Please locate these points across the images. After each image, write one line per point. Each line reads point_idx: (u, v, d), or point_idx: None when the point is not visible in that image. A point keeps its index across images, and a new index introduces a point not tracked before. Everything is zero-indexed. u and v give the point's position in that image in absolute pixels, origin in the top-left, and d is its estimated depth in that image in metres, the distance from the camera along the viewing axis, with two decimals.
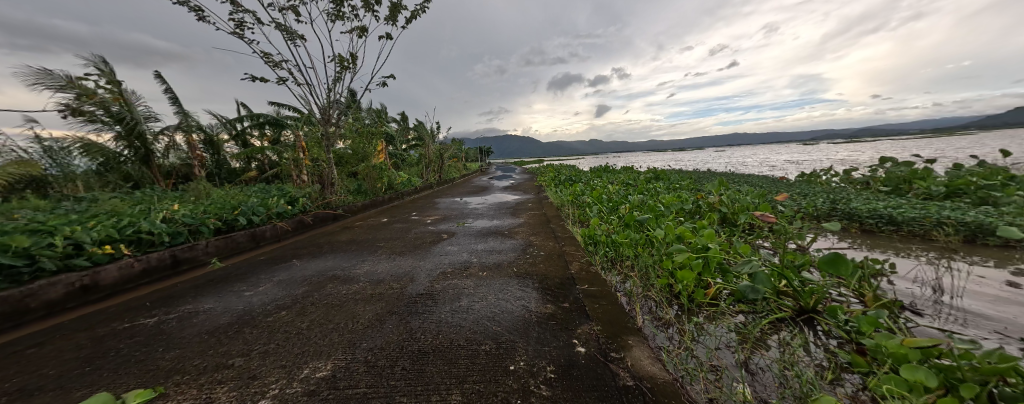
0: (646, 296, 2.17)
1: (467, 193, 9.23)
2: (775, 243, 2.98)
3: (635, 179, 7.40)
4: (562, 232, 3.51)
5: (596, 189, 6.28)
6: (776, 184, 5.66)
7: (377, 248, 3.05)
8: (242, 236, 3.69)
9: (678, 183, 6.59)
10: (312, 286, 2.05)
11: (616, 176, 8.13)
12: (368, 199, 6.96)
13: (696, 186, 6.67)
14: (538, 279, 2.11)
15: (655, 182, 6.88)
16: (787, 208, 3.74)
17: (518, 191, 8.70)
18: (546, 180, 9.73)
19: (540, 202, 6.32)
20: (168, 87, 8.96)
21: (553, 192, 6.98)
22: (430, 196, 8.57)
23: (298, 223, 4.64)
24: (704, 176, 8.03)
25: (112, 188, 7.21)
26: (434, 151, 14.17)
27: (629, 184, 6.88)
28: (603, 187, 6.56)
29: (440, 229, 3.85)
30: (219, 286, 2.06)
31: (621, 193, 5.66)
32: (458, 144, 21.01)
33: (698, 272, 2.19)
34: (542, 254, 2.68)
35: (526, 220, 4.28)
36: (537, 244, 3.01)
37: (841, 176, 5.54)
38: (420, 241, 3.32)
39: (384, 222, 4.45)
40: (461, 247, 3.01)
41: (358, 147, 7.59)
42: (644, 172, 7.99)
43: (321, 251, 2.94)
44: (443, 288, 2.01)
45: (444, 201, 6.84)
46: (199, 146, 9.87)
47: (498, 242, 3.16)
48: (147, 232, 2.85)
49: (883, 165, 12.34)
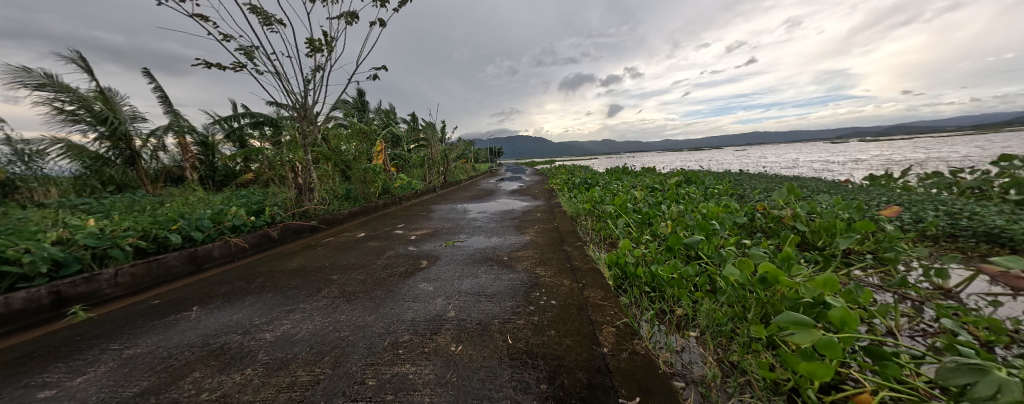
0: (739, 401, 1.23)
1: (471, 197, 8.41)
2: (907, 286, 2.00)
3: (662, 183, 6.42)
4: (581, 259, 2.60)
5: (618, 195, 5.31)
6: (848, 190, 4.57)
7: (325, 284, 2.20)
8: (175, 259, 2.96)
9: (716, 189, 5.55)
10: (161, 379, 1.21)
11: (639, 180, 7.12)
12: (357, 207, 6.24)
13: (737, 193, 5.62)
14: (549, 373, 1.20)
15: (687, 188, 5.85)
16: (894, 226, 2.72)
17: (527, 196, 7.82)
18: (559, 182, 8.82)
19: (551, 211, 5.40)
20: (157, 86, 8.56)
21: (566, 199, 6.06)
22: (430, 201, 7.80)
23: (261, 238, 3.92)
24: (744, 179, 6.92)
25: (91, 194, 6.75)
26: (440, 152, 13.46)
27: (656, 190, 5.85)
28: (627, 193, 5.56)
29: (421, 252, 3.01)
30: (21, 372, 1.27)
31: (650, 203, 4.69)
32: (467, 145, 20.34)
33: (834, 362, 1.23)
34: (554, 304, 1.78)
35: (533, 239, 3.38)
36: (547, 282, 2.10)
37: (938, 179, 4.40)
38: (391, 271, 2.49)
39: (361, 238, 3.64)
40: (439, 287, 2.13)
41: (350, 147, 6.87)
42: (672, 175, 6.99)
43: (246, 290, 2.13)
44: (376, 393, 1.13)
45: (442, 209, 6.03)
46: (192, 148, 9.46)
47: (492, 276, 2.30)
48: (14, 262, 2.11)
49: (954, 167, 10.62)
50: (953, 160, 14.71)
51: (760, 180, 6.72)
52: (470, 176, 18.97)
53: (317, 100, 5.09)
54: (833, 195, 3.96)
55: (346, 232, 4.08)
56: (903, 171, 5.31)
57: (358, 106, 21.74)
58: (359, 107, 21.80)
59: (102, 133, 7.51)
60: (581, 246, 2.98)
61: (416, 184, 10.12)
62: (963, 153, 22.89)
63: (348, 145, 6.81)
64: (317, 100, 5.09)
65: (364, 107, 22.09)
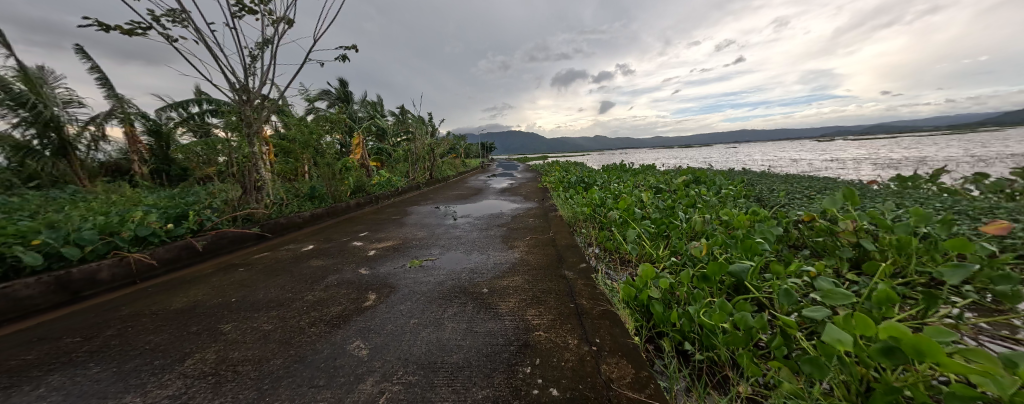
0: None
1: (456, 196, 7.66)
2: None
3: (667, 183, 5.80)
4: (588, 293, 1.90)
5: (622, 198, 4.65)
6: (886, 194, 3.97)
7: (203, 342, 1.44)
8: (28, 288, 2.16)
9: (730, 190, 4.95)
10: None
11: (641, 180, 6.46)
12: (322, 209, 5.42)
13: (755, 197, 4.99)
14: None
15: (697, 189, 5.21)
16: (995, 245, 2.07)
17: (518, 195, 7.12)
18: (553, 181, 8.15)
19: (544, 215, 4.69)
20: (96, 66, 7.50)
21: (562, 201, 5.36)
22: (410, 201, 7.02)
23: (180, 252, 3.12)
24: (755, 180, 6.32)
25: (6, 191, 5.76)
26: (426, 146, 12.62)
27: (663, 191, 5.19)
28: (631, 195, 4.87)
29: (372, 278, 2.25)
30: None
31: (660, 209, 4.02)
32: (456, 140, 19.51)
33: None
34: (555, 400, 1.06)
35: (524, 257, 2.66)
36: (542, 343, 1.38)
37: (989, 184, 3.83)
38: (319, 312, 1.75)
39: (304, 253, 2.87)
40: (377, 349, 1.39)
41: (315, 140, 6.02)
42: (677, 174, 6.37)
43: (67, 356, 1.35)
44: None
45: (420, 211, 5.27)
46: (141, 138, 8.42)
47: (462, 325, 1.57)
48: None
49: (959, 165, 10.25)
50: (951, 158, 14.49)
51: (773, 181, 6.12)
52: (460, 173, 18.17)
53: (265, 81, 4.24)
54: (879, 200, 3.34)
55: (291, 243, 3.30)
56: (938, 171, 4.74)
57: (340, 98, 20.59)
58: (342, 99, 20.66)
59: (24, 119, 6.46)
60: (586, 271, 2.29)
61: (397, 181, 9.26)
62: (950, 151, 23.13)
63: (313, 137, 5.96)
64: (265, 81, 4.24)
65: (348, 98, 20.95)
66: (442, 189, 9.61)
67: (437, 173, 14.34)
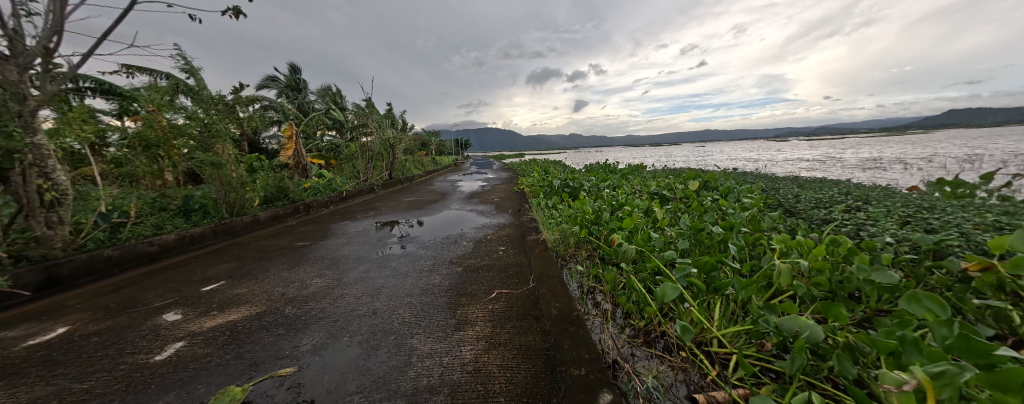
0: None
1: (414, 203, 6.18)
2: None
3: (674, 189, 4.71)
4: None
5: (626, 214, 3.47)
6: (968, 211, 3.02)
7: None
8: None
9: (756, 201, 3.91)
10: None
11: (640, 186, 5.34)
12: (202, 230, 3.78)
13: (786, 210, 3.96)
14: None
15: (713, 199, 4.15)
16: None
17: (490, 203, 5.79)
18: (533, 183, 6.90)
19: (521, 237, 3.39)
20: None
21: (545, 216, 4.11)
22: (349, 211, 5.47)
23: None
24: (768, 184, 5.38)
25: None
26: (386, 142, 10.94)
27: (673, 202, 4.07)
28: (636, 209, 3.68)
29: None
30: None
31: (682, 233, 2.87)
32: (426, 135, 17.82)
33: None
34: None
35: (479, 360, 1.33)
36: None
37: None
38: None
39: (9, 359, 1.36)
40: None
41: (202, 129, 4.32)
42: (681, 178, 5.32)
43: None
44: None
45: (348, 232, 3.78)
46: None
47: None
48: None
49: (942, 163, 10.07)
50: (919, 158, 14.79)
51: (791, 186, 5.18)
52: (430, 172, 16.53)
53: (63, 32, 2.60)
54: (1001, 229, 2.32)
55: (40, 315, 1.76)
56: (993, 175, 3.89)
57: (291, 86, 18.13)
58: (293, 87, 18.18)
59: None
60: None
61: (342, 184, 7.56)
62: (904, 152, 24.49)
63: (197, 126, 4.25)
64: (63, 31, 2.60)
65: (300, 86, 18.46)
66: (398, 193, 8.03)
67: (400, 174, 12.60)
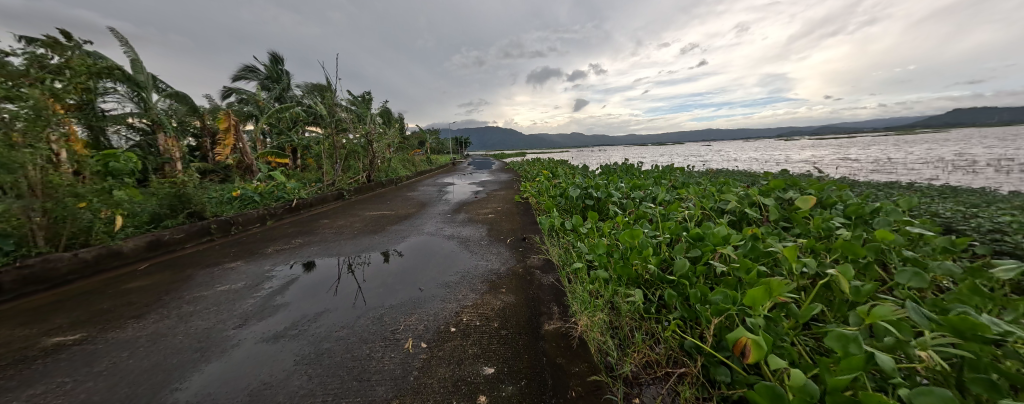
0: None
1: (375, 220, 4.44)
2: None
3: (769, 210, 2.94)
4: None
5: (739, 276, 1.72)
6: None
7: None
8: None
9: (952, 239, 2.15)
10: None
11: (701, 199, 3.59)
12: None
13: (1000, 253, 2.20)
14: None
15: (855, 232, 2.39)
16: None
17: (481, 222, 4.06)
18: (542, 191, 5.15)
19: (528, 323, 1.66)
20: None
21: (568, 263, 2.36)
22: (273, 234, 3.75)
23: None
24: (893, 197, 3.62)
25: None
26: (366, 138, 9.21)
27: (790, 240, 2.33)
28: (747, 257, 1.92)
29: None
30: None
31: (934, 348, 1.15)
32: (421, 132, 16.09)
33: None
34: None
35: None
36: None
37: None
38: None
39: None
40: None
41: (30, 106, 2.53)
42: (766, 188, 3.55)
43: None
44: None
45: (206, 291, 2.04)
46: None
47: None
48: None
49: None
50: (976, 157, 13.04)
51: (933, 201, 3.42)
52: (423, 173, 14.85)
53: None
54: None
55: None
56: None
57: (270, 77, 16.37)
58: (273, 78, 16.43)
59: None
60: None
61: (293, 190, 5.78)
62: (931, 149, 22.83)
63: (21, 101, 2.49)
64: None
65: (279, 78, 16.66)
66: (366, 202, 6.29)
67: (384, 175, 10.85)
